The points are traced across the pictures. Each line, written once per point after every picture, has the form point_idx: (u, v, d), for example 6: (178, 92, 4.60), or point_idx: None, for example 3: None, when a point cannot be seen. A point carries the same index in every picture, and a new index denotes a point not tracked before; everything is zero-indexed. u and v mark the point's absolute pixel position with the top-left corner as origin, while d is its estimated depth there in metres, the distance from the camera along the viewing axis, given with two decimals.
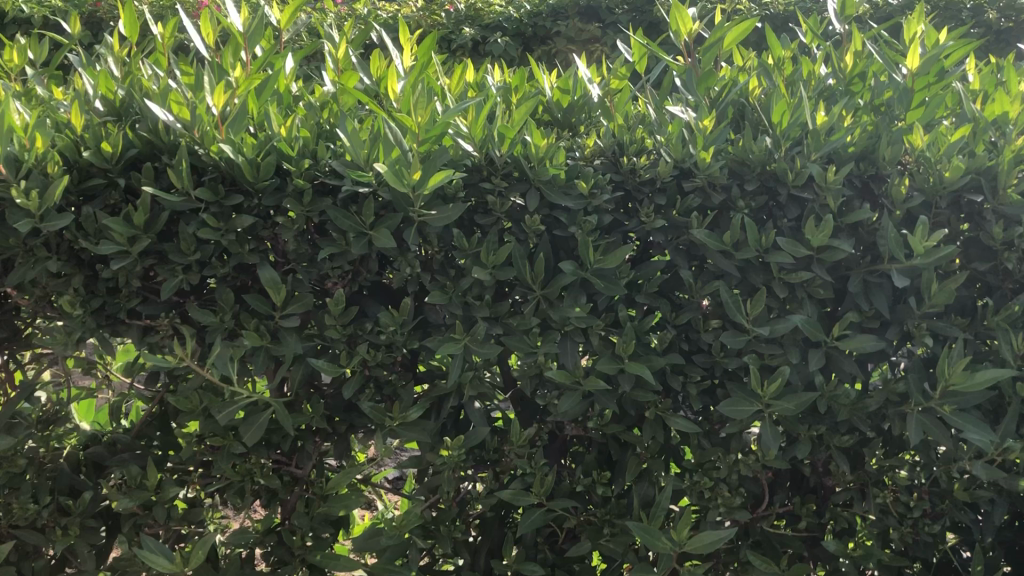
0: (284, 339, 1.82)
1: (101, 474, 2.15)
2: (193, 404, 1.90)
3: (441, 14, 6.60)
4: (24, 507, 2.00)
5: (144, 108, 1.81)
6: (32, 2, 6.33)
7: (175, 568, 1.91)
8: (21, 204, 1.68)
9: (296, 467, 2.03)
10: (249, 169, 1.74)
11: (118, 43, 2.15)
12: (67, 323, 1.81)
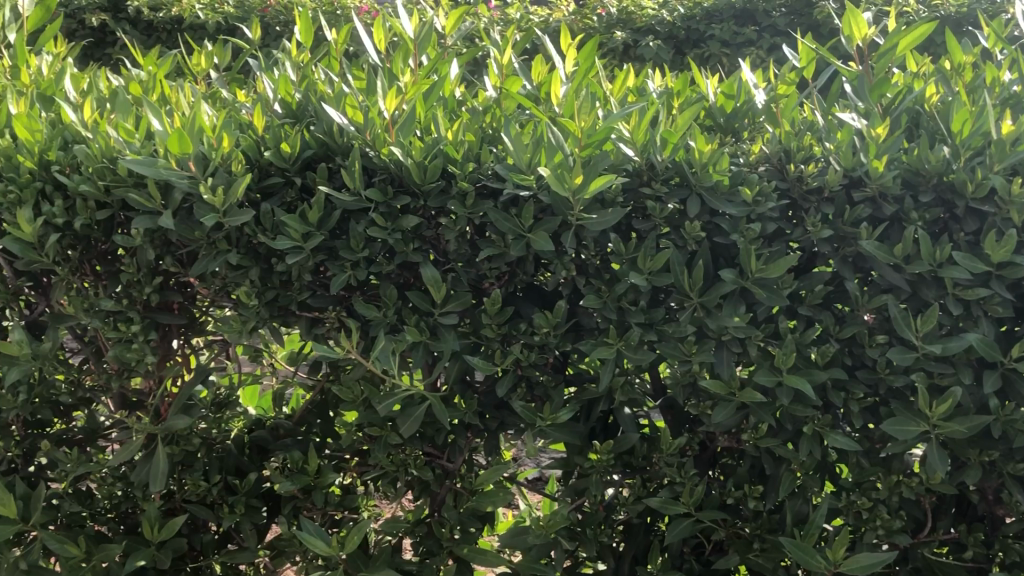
0: (442, 336, 1.88)
1: (265, 455, 2.27)
2: (355, 395, 1.99)
3: (593, 17, 6.63)
4: (196, 483, 2.16)
5: (321, 111, 1.91)
6: (208, 9, 6.72)
7: (332, 551, 2.01)
8: (208, 199, 1.80)
9: (447, 461, 2.08)
10: (417, 170, 1.81)
11: (294, 49, 2.28)
12: (243, 312, 1.93)
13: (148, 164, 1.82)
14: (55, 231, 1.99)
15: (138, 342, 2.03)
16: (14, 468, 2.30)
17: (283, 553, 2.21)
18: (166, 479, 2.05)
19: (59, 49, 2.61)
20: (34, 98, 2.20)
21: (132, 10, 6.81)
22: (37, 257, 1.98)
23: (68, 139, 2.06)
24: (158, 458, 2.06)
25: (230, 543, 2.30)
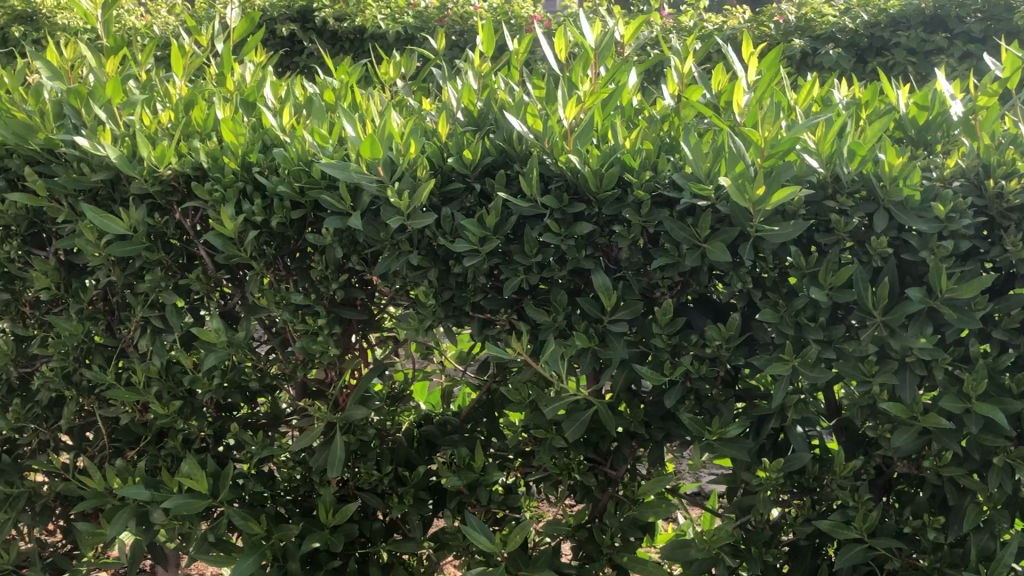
0: (612, 343, 1.89)
1: (432, 450, 2.36)
2: (522, 396, 2.02)
3: (770, 25, 6.46)
4: (370, 472, 2.26)
5: (502, 118, 1.98)
6: (388, 19, 7.01)
7: (494, 548, 2.07)
8: (394, 203, 1.90)
9: (610, 468, 2.09)
10: (593, 178, 1.83)
11: (477, 58, 2.36)
12: (420, 311, 2.01)
13: (342, 168, 1.94)
14: (253, 228, 2.14)
15: (323, 335, 2.17)
16: (206, 447, 2.48)
17: (447, 546, 2.29)
18: (343, 466, 2.16)
19: (260, 59, 2.80)
20: (239, 104, 2.38)
21: (319, 20, 7.17)
22: (236, 252, 2.14)
23: (268, 143, 2.22)
24: (336, 446, 2.18)
25: (395, 532, 2.40)
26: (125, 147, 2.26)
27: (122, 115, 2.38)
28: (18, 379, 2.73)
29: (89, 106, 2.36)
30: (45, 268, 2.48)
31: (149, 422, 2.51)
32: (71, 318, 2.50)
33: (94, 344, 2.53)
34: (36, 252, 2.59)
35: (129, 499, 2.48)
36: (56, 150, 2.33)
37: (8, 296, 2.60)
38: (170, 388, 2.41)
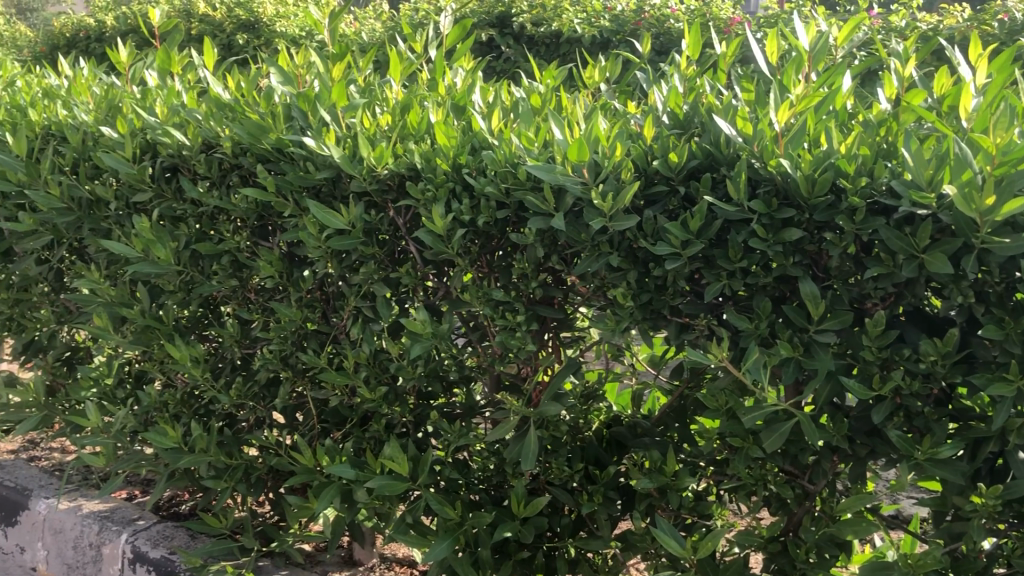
0: (817, 354, 1.85)
1: (623, 452, 2.39)
2: (719, 403, 2.02)
3: (993, 23, 6.02)
4: (561, 468, 2.32)
5: (710, 122, 1.99)
6: (585, 23, 7.10)
7: (685, 553, 2.06)
8: (597, 204, 1.94)
9: (808, 482, 2.04)
10: (805, 183, 1.80)
11: (683, 62, 2.38)
12: (618, 312, 2.03)
13: (548, 170, 2.00)
14: (461, 226, 2.24)
15: (521, 331, 2.24)
16: (406, 433, 2.64)
17: (633, 547, 2.31)
18: (535, 458, 2.23)
19: (469, 64, 2.92)
20: (450, 107, 2.50)
21: (517, 25, 7.37)
22: (444, 248, 2.25)
23: (477, 145, 2.32)
24: (530, 439, 2.25)
25: (582, 529, 2.45)
26: (347, 148, 2.44)
27: (344, 118, 2.56)
28: (240, 358, 3.00)
29: (315, 109, 2.56)
30: (270, 258, 2.71)
31: (355, 406, 2.70)
32: (291, 305, 2.72)
33: (309, 330, 2.74)
34: (262, 243, 2.84)
35: (336, 477, 2.67)
36: (285, 149, 2.54)
37: (237, 282, 2.86)
38: (377, 373, 2.57)
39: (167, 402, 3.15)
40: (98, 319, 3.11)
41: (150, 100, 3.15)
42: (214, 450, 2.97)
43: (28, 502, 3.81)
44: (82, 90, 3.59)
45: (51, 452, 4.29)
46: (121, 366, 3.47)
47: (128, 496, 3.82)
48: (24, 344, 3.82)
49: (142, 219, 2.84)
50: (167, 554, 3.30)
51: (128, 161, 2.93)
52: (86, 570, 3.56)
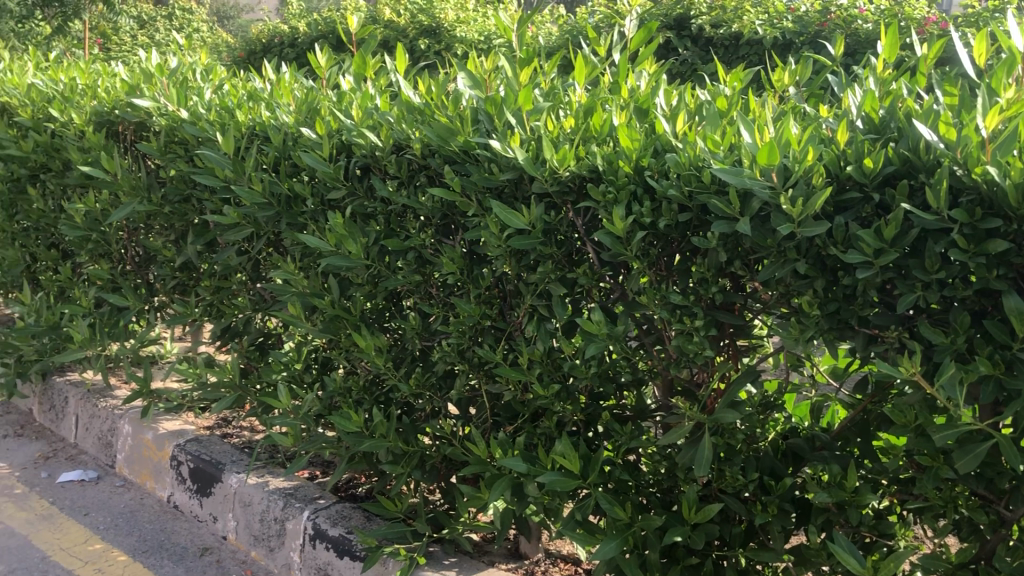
0: (1020, 372, 1.76)
1: (799, 463, 2.35)
2: (907, 419, 1.95)
3: None
4: (734, 477, 2.30)
5: (910, 127, 1.92)
6: (766, 24, 6.94)
7: (865, 572, 2.00)
8: (786, 210, 1.93)
9: (1004, 508, 1.95)
10: (1014, 192, 1.70)
11: (879, 65, 2.32)
12: (802, 321, 2.01)
13: (735, 174, 2.00)
14: (641, 228, 2.26)
15: (698, 335, 2.23)
16: (577, 431, 2.69)
17: (807, 562, 2.27)
18: (709, 466, 2.22)
19: (653, 68, 2.94)
20: (633, 110, 2.52)
21: (695, 27, 7.27)
22: (623, 250, 2.28)
23: (659, 149, 2.34)
24: (704, 446, 2.25)
25: (753, 540, 2.42)
26: (531, 150, 2.51)
27: (529, 121, 2.63)
28: (420, 350, 3.14)
29: (502, 113, 2.65)
30: (452, 255, 2.82)
31: (528, 402, 2.77)
32: (470, 302, 2.83)
33: (486, 325, 2.84)
34: (445, 240, 2.96)
35: (508, 470, 2.77)
36: (471, 151, 2.64)
37: (420, 278, 3.00)
38: (551, 371, 2.63)
39: (351, 389, 3.34)
40: (292, 308, 3.34)
41: (346, 103, 3.34)
42: (393, 436, 3.12)
43: (221, 475, 4.11)
44: (283, 93, 3.86)
45: (242, 431, 4.61)
46: (309, 352, 3.70)
47: (310, 476, 4.06)
48: (223, 328, 4.14)
49: (336, 215, 3.02)
50: (345, 533, 3.49)
51: (325, 161, 3.13)
52: (271, 543, 3.82)
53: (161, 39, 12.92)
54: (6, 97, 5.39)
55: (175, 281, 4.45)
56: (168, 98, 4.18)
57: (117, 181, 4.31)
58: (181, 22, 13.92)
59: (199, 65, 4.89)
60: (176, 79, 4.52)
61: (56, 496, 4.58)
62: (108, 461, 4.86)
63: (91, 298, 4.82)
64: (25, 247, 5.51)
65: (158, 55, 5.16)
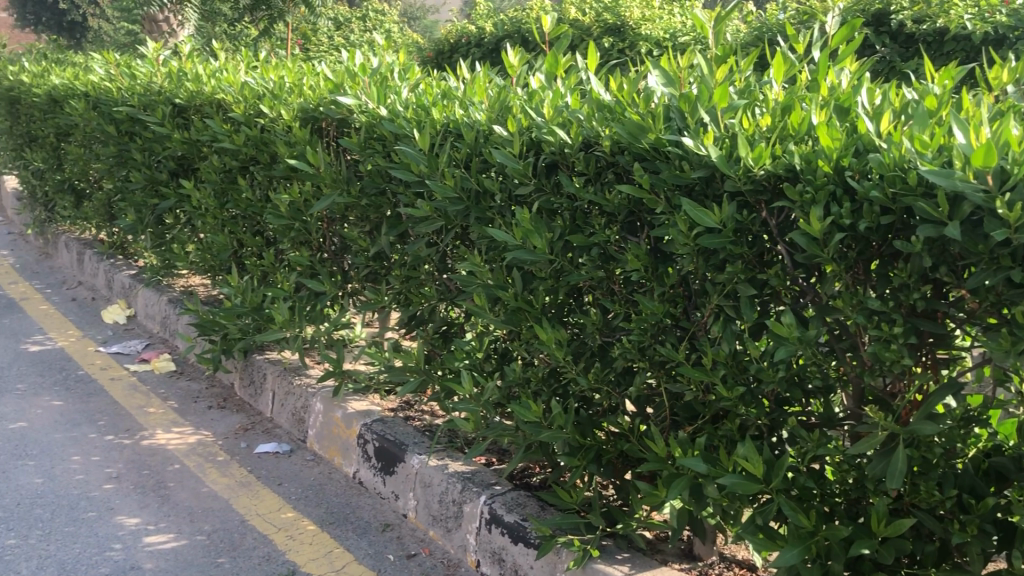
0: None
1: (1003, 483, 2.25)
2: None
3: None
4: (930, 492, 2.22)
5: None
6: (976, 19, 6.55)
7: None
8: (1002, 214, 1.88)
9: None
10: None
11: None
12: (1015, 333, 1.97)
13: (946, 176, 1.94)
14: (839, 231, 2.22)
15: (897, 343, 2.16)
16: (760, 435, 2.66)
17: None
18: (903, 478, 2.15)
19: (856, 66, 2.85)
20: (834, 109, 2.46)
21: (895, 23, 6.94)
22: (819, 252, 2.24)
23: (861, 148, 2.27)
24: (898, 457, 2.18)
25: (946, 561, 2.33)
26: (724, 148, 2.49)
27: (723, 119, 2.62)
28: (599, 345, 3.18)
29: (695, 111, 2.65)
30: (638, 253, 2.84)
31: (709, 403, 2.77)
32: (654, 299, 2.84)
33: (669, 324, 2.86)
34: (631, 237, 2.98)
35: (687, 469, 2.77)
36: (661, 148, 2.65)
37: (604, 274, 3.04)
38: (735, 372, 2.61)
39: (530, 380, 3.43)
40: (478, 299, 3.46)
41: (537, 101, 3.43)
42: (570, 428, 3.18)
43: (403, 455, 4.31)
44: (476, 92, 4.00)
45: (423, 415, 4.81)
46: (491, 343, 3.83)
47: (487, 462, 4.19)
48: (410, 317, 4.33)
49: (523, 211, 3.11)
50: (520, 520, 3.60)
51: (515, 158, 3.22)
52: (449, 524, 3.97)
53: (355, 39, 13.59)
54: (222, 95, 5.83)
55: (367, 270, 4.70)
56: (369, 97, 4.42)
57: (320, 174, 4.59)
58: (373, 23, 14.53)
59: (397, 64, 5.13)
60: (376, 78, 4.77)
61: (254, 465, 4.94)
62: (299, 436, 5.18)
63: (292, 283, 5.16)
64: (233, 233, 5.95)
65: (359, 55, 5.45)
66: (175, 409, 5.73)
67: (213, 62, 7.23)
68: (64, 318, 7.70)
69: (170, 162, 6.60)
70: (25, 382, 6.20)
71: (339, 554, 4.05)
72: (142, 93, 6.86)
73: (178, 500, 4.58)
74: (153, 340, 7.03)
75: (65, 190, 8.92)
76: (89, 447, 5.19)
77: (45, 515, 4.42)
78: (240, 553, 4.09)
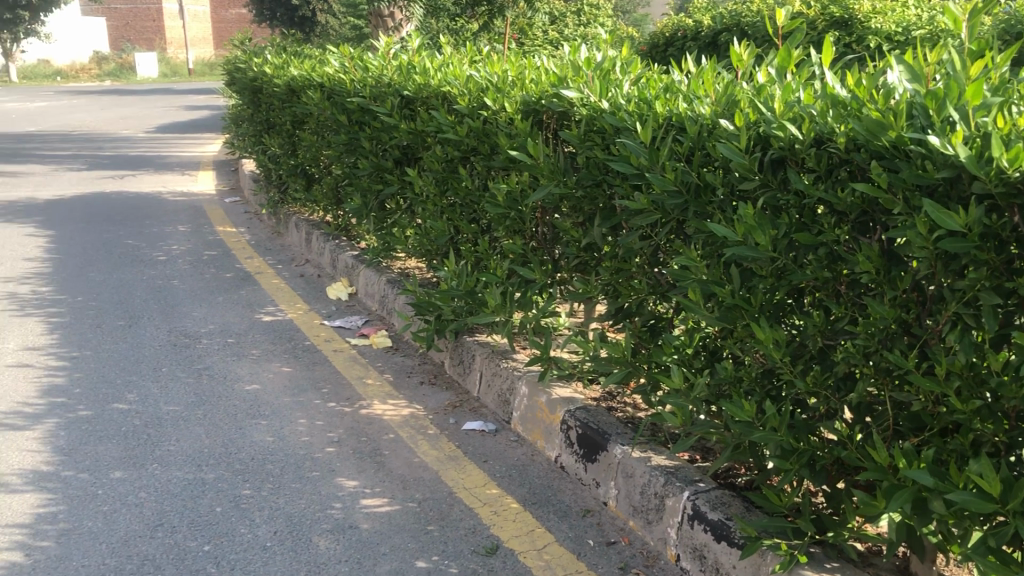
0: None
1: None
2: None
3: None
4: None
5: None
6: None
7: None
8: None
9: None
10: None
11: None
12: None
13: None
14: None
15: None
16: (996, 454, 2.52)
17: None
18: None
19: None
20: None
21: None
22: None
23: None
24: None
25: None
26: (975, 147, 2.39)
27: (975, 118, 2.51)
28: (819, 348, 3.10)
29: (943, 107, 2.55)
30: (869, 253, 2.76)
31: (939, 415, 2.66)
32: (884, 303, 2.76)
33: (898, 330, 2.76)
34: (861, 238, 2.89)
35: (911, 482, 2.64)
36: (903, 146, 2.57)
37: (830, 274, 2.97)
38: (972, 384, 2.51)
39: (742, 379, 3.39)
40: (692, 293, 3.46)
41: (767, 96, 3.39)
42: (783, 430, 3.12)
43: (607, 444, 4.37)
44: (700, 86, 3.99)
45: (626, 406, 4.86)
46: (701, 339, 3.82)
47: (691, 459, 4.19)
48: (618, 309, 4.36)
49: (747, 206, 3.08)
50: (724, 518, 3.59)
51: (741, 152, 3.18)
52: (650, 516, 4.00)
53: (569, 34, 13.82)
54: (447, 87, 6.10)
55: (578, 260, 4.79)
56: (591, 91, 4.51)
57: (538, 165, 4.70)
58: (588, 17, 14.70)
59: (620, 59, 5.20)
60: (598, 72, 4.86)
61: (461, 441, 5.17)
62: (504, 417, 5.37)
63: (505, 270, 5.35)
64: (450, 220, 6.22)
65: (582, 49, 5.55)
66: (390, 383, 6.09)
67: (439, 56, 7.57)
68: (293, 291, 8.33)
69: (395, 151, 6.97)
70: (259, 348, 6.77)
71: (541, 535, 4.17)
72: (373, 85, 7.28)
73: (391, 468, 4.86)
74: (371, 317, 7.47)
75: (298, 174, 9.62)
76: (313, 411, 5.61)
77: (275, 471, 4.82)
78: (448, 523, 4.30)
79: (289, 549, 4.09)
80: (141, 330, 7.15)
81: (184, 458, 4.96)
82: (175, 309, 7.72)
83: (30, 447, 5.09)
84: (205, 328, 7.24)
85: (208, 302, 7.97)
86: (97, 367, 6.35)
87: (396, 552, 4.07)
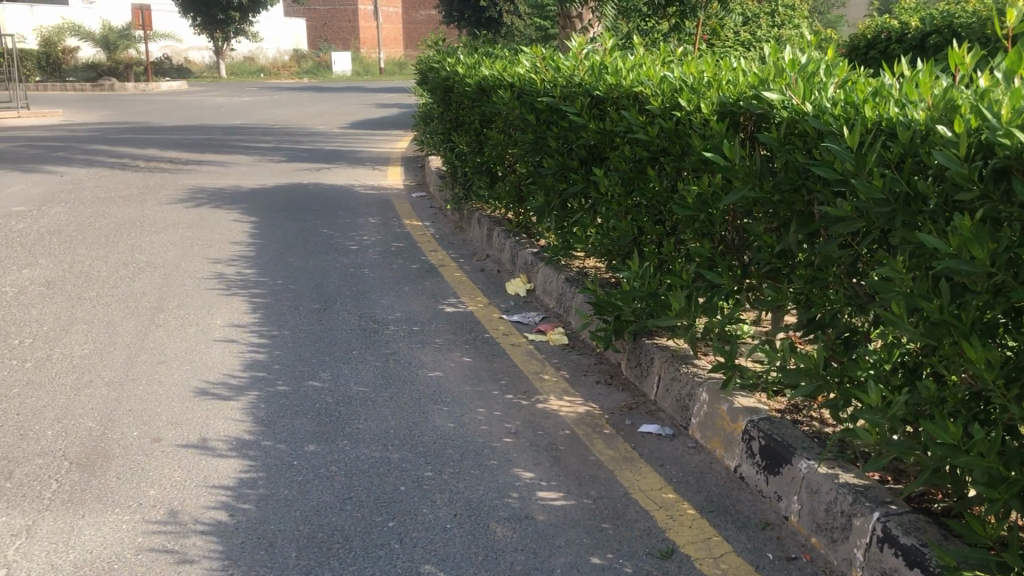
0: None
1: None
2: None
3: None
4: None
5: None
6: None
7: None
8: None
9: None
10: None
11: None
12: None
13: None
14: None
15: None
16: None
17: None
18: None
19: None
20: None
21: None
22: None
23: None
24: None
25: None
26: None
27: None
28: None
29: None
30: None
31: None
32: None
33: None
34: None
35: None
36: None
37: None
38: None
39: (946, 400, 3.22)
40: (895, 307, 3.30)
41: (991, 102, 3.21)
42: (992, 457, 2.94)
43: (792, 458, 4.25)
44: (915, 90, 3.81)
45: (811, 421, 4.71)
46: (901, 355, 3.64)
47: (882, 479, 4.02)
48: (809, 319, 4.22)
49: (963, 218, 2.92)
50: (919, 544, 3.41)
51: (959, 160, 3.02)
52: (835, 534, 3.86)
53: (761, 35, 13.49)
54: (640, 88, 6.08)
55: (770, 267, 4.67)
56: (794, 93, 4.39)
57: (733, 168, 4.59)
58: (782, 19, 14.29)
59: (826, 62, 5.03)
60: (802, 75, 4.73)
61: (637, 443, 5.16)
62: (681, 422, 5.32)
63: (691, 273, 5.30)
64: (634, 220, 6.20)
65: (785, 51, 5.40)
66: (567, 379, 6.15)
67: (631, 56, 7.55)
68: (474, 285, 8.56)
69: (582, 150, 7.02)
70: (442, 338, 7.01)
71: (718, 543, 4.11)
72: (564, 84, 7.35)
73: (567, 462, 4.92)
74: (550, 314, 7.57)
75: (484, 171, 9.86)
76: (492, 402, 5.75)
77: (455, 456, 4.99)
78: (623, 522, 4.31)
79: (469, 532, 4.23)
80: (334, 314, 7.55)
81: (371, 437, 5.21)
82: (364, 296, 8.11)
83: (234, 416, 5.50)
84: (392, 315, 7.56)
85: (395, 291, 8.32)
86: (294, 346, 6.77)
87: (571, 545, 4.12)
